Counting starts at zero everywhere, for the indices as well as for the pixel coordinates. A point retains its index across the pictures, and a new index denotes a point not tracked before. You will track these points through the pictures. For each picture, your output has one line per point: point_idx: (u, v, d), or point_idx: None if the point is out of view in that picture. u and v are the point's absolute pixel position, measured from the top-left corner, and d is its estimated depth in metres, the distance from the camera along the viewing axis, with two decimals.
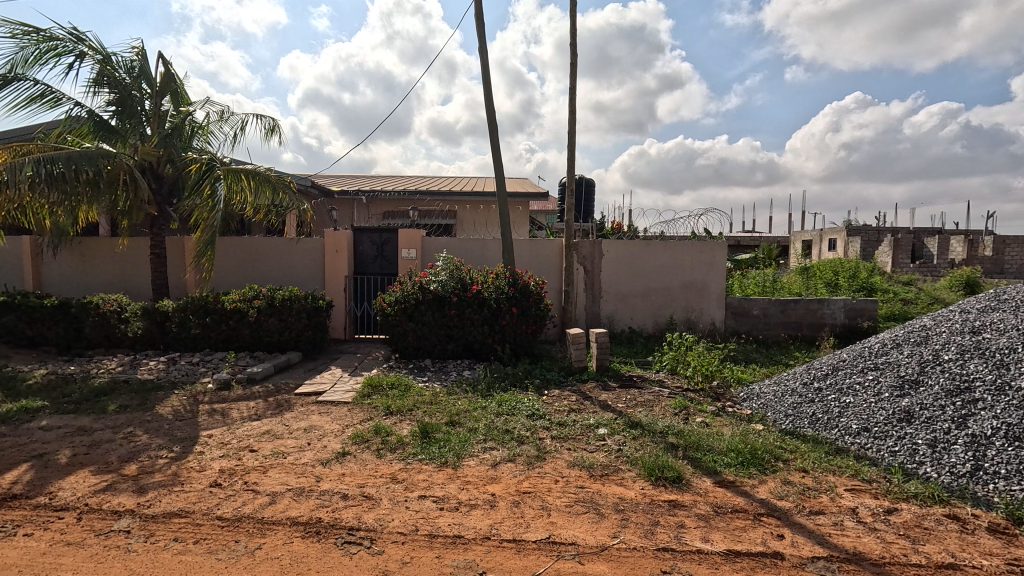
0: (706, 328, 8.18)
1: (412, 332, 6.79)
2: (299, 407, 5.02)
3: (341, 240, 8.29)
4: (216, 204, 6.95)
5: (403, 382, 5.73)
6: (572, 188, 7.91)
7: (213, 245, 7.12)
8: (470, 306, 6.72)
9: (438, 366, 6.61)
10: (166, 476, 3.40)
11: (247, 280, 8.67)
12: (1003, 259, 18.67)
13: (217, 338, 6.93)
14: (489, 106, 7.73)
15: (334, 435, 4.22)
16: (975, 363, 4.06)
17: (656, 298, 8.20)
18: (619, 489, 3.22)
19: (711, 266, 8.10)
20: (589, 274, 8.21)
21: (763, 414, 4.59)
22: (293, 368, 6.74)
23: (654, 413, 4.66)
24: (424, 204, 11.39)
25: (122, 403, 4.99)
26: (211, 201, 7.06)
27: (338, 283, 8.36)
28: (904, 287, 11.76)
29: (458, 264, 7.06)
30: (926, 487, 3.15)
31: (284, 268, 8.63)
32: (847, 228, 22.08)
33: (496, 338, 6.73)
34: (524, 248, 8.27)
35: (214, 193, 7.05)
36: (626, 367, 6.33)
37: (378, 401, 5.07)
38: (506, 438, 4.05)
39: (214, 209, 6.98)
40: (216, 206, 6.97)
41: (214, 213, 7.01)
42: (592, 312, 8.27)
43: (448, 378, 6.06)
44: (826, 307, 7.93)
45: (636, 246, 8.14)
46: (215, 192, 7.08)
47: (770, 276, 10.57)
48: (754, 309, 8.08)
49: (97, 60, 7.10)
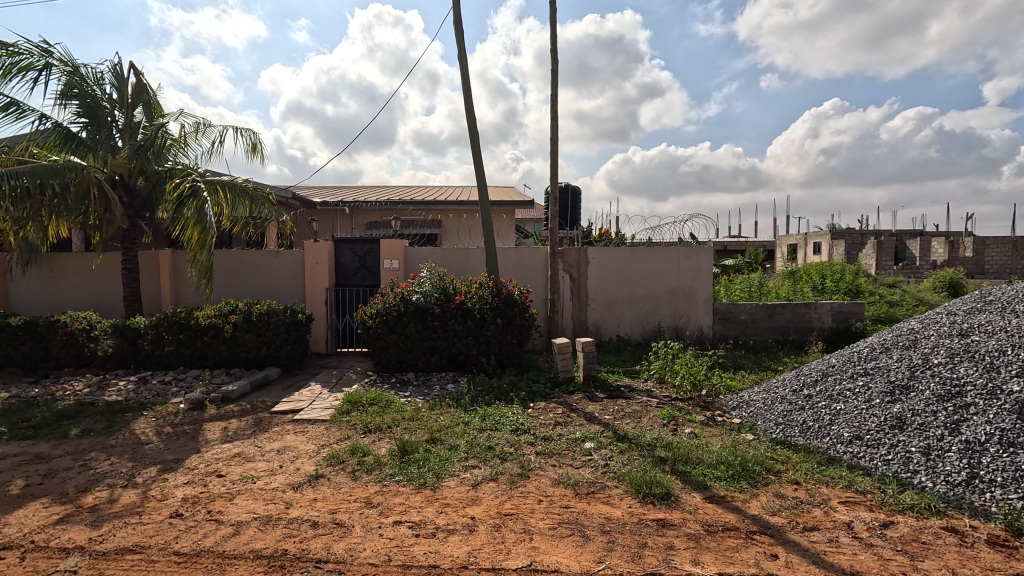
0: (694, 334, 8.10)
1: (394, 345, 6.61)
2: (275, 427, 4.82)
3: (322, 252, 8.13)
4: (210, 226, 6.78)
5: (384, 397, 5.55)
6: (555, 196, 7.79)
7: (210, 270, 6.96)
8: (454, 317, 6.55)
9: (420, 380, 6.42)
10: (125, 506, 3.19)
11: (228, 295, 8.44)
12: (983, 260, 19.06)
13: (191, 355, 6.68)
14: (470, 114, 7.66)
15: (308, 456, 4.03)
16: (965, 367, 3.99)
17: (643, 305, 8.10)
18: (605, 509, 3.07)
19: (697, 271, 8.04)
20: (575, 282, 8.09)
21: (753, 423, 4.48)
22: (271, 385, 6.51)
23: (641, 424, 4.53)
24: (407, 213, 11.26)
25: (86, 427, 4.73)
26: (201, 220, 6.84)
27: (318, 296, 8.19)
28: (889, 289, 11.84)
29: (441, 275, 6.90)
30: (922, 498, 3.05)
31: (263, 282, 8.41)
32: (831, 232, 22.36)
33: (481, 349, 6.56)
34: (508, 256, 8.14)
35: (204, 213, 6.82)
36: (613, 377, 6.19)
37: (357, 419, 4.88)
38: (489, 455, 3.89)
39: (210, 234, 6.82)
40: (210, 232, 6.80)
41: (208, 235, 6.85)
42: (579, 320, 8.14)
43: (431, 392, 5.86)
44: (813, 310, 7.91)
45: (621, 253, 8.05)
46: (205, 214, 6.85)
47: (757, 281, 10.54)
48: (742, 314, 8.02)
49: (65, 70, 6.91)
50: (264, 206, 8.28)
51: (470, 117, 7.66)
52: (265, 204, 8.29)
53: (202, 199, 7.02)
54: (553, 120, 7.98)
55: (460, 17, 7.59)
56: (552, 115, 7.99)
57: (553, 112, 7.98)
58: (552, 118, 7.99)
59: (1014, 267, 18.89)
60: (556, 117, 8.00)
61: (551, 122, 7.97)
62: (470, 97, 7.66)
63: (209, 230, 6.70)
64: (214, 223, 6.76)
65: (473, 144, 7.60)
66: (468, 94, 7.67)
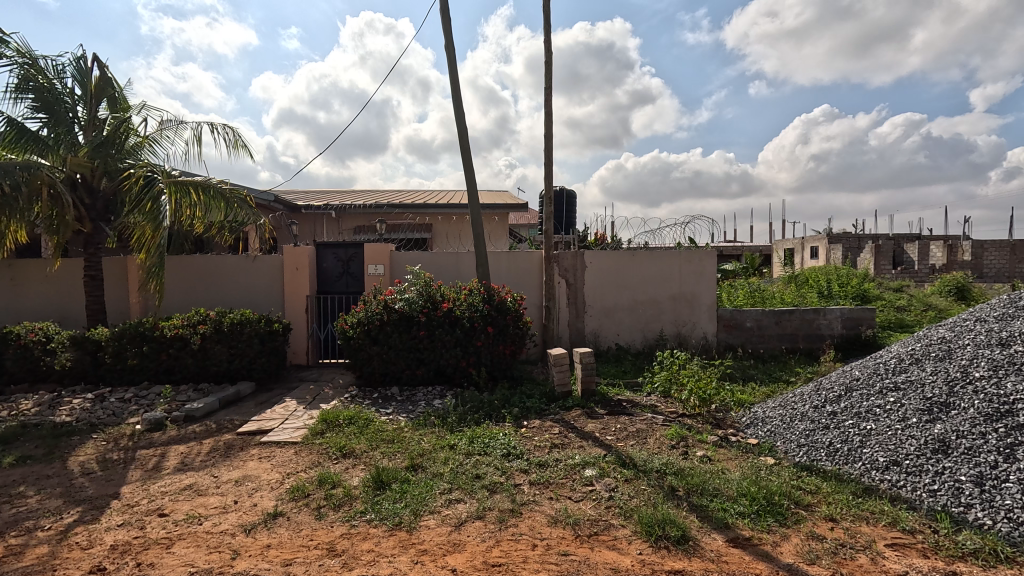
0: (698, 343, 7.63)
1: (377, 356, 6.13)
2: (238, 451, 4.31)
3: (302, 256, 7.65)
4: (162, 221, 6.54)
5: (363, 417, 5.06)
6: (550, 196, 7.37)
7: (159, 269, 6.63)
8: (441, 326, 6.06)
9: (405, 395, 5.93)
10: (38, 558, 2.68)
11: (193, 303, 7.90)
12: (982, 264, 18.82)
13: (156, 369, 6.15)
14: (459, 110, 7.21)
15: (270, 488, 3.53)
16: (1013, 382, 3.54)
17: (644, 312, 7.65)
18: (612, 556, 2.59)
19: (700, 275, 7.60)
20: (571, 288, 7.64)
21: (772, 444, 4.02)
22: (243, 401, 5.99)
23: (648, 446, 4.06)
24: (395, 217, 10.83)
25: (22, 455, 4.21)
26: (155, 216, 6.60)
27: (299, 304, 7.70)
28: (895, 293, 11.47)
29: (428, 280, 6.42)
30: (983, 540, 2.59)
31: (239, 289, 7.89)
32: (829, 236, 22.05)
33: (470, 361, 6.07)
34: (501, 260, 7.68)
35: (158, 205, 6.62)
36: (614, 391, 5.73)
37: (330, 442, 4.39)
38: (475, 486, 3.41)
39: (160, 226, 6.57)
40: (162, 224, 6.57)
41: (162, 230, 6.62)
42: (576, 328, 7.68)
43: (415, 410, 5.37)
44: (822, 317, 7.50)
45: (621, 256, 7.60)
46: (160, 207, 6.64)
47: (760, 286, 10.15)
48: (747, 320, 7.60)
49: (21, 61, 6.41)
50: (238, 208, 7.78)
51: (458, 114, 7.21)
52: (240, 207, 7.82)
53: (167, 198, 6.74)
54: (546, 118, 7.55)
55: (448, 8, 7.16)
56: (546, 113, 7.57)
57: (547, 110, 7.56)
58: (545, 115, 7.56)
59: (1012, 270, 18.67)
60: (550, 115, 7.57)
61: (544, 120, 7.55)
62: (459, 93, 7.21)
63: (163, 223, 6.47)
64: (167, 217, 6.52)
65: (461, 142, 7.16)
66: (457, 90, 7.24)
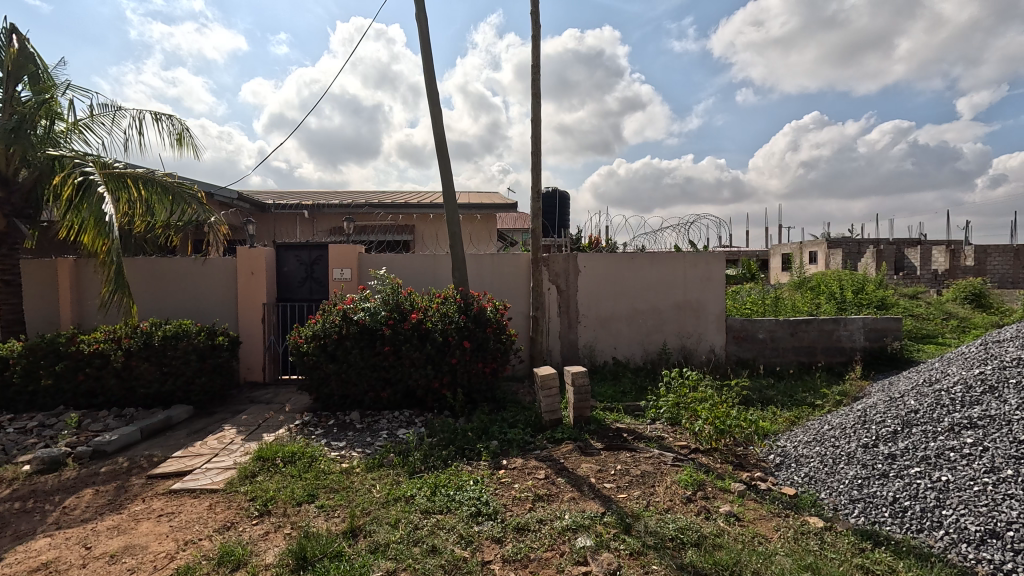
0: (705, 357, 6.78)
1: (335, 376, 5.24)
2: (137, 505, 3.41)
3: (258, 259, 6.77)
4: (109, 228, 5.40)
5: (308, 453, 4.16)
6: (537, 191, 6.53)
7: (123, 285, 5.44)
8: (409, 341, 5.14)
9: (366, 423, 5.03)
10: None
11: (141, 311, 6.94)
12: (985, 269, 18.20)
13: (72, 392, 5.22)
14: (433, 95, 6.36)
15: (152, 567, 2.62)
16: None
17: (644, 322, 6.80)
18: None
19: (707, 280, 6.76)
20: (562, 294, 6.78)
21: (815, 496, 3.16)
22: (174, 430, 5.07)
23: (657, 500, 3.20)
24: (374, 218, 10.02)
25: None
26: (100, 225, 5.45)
27: (254, 313, 6.80)
28: (911, 300, 10.76)
29: (396, 286, 5.53)
30: None
31: (186, 296, 6.94)
32: (828, 241, 21.45)
33: (443, 382, 5.17)
34: (483, 264, 6.82)
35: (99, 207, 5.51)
36: (611, 417, 4.88)
37: (258, 490, 3.50)
38: (427, 567, 2.52)
39: (108, 238, 5.41)
40: (110, 233, 5.41)
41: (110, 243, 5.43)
42: (568, 341, 6.81)
43: (374, 443, 4.47)
44: (842, 327, 6.71)
45: (617, 259, 6.75)
46: (103, 212, 5.49)
47: (770, 293, 9.36)
48: (759, 332, 6.77)
49: None
50: (187, 203, 6.87)
51: (433, 100, 6.37)
52: (189, 202, 6.88)
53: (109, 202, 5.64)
54: (534, 105, 6.72)
55: None
56: (534, 100, 6.75)
57: (533, 96, 6.73)
58: (533, 102, 6.73)
59: (1018, 276, 18.06)
60: (538, 102, 6.75)
61: (531, 107, 6.71)
62: (433, 76, 6.37)
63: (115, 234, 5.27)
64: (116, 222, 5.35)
65: (437, 131, 6.31)
66: (431, 71, 6.39)
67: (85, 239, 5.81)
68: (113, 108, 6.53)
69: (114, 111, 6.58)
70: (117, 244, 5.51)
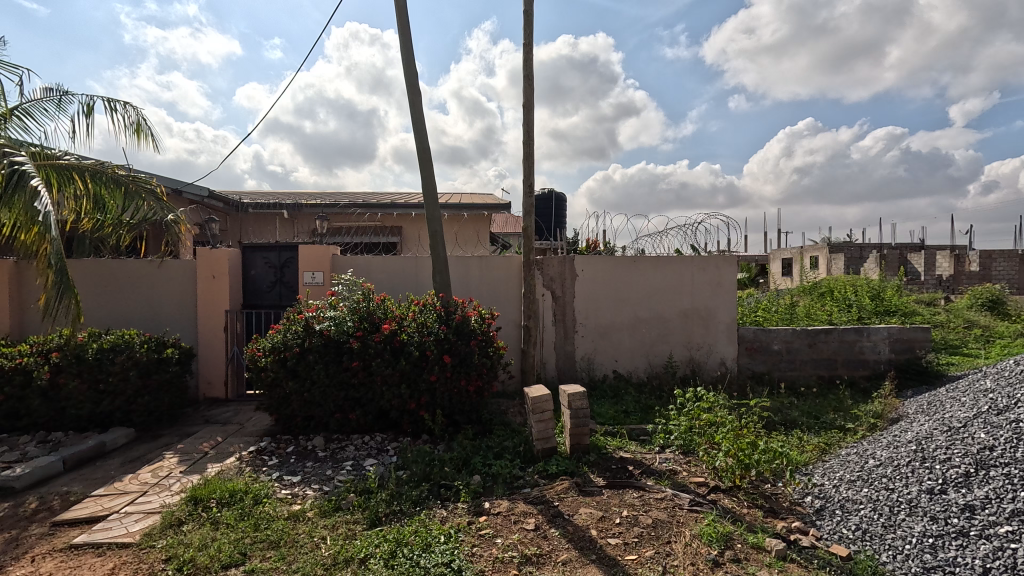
0: (715, 371, 6.14)
1: (297, 395, 4.56)
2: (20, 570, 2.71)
3: (221, 261, 6.08)
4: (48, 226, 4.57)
5: (254, 492, 3.47)
6: (530, 187, 5.89)
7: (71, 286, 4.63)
8: (380, 355, 4.47)
9: (331, 450, 4.35)
10: None
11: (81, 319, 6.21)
12: (991, 275, 17.63)
13: None
14: (412, 80, 5.72)
15: None
16: None
17: (648, 332, 6.15)
18: None
19: (717, 286, 6.13)
20: (557, 301, 6.12)
21: (876, 560, 2.50)
22: (106, 458, 4.36)
23: (676, 565, 2.54)
24: (360, 219, 9.38)
25: None
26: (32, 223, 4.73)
27: (216, 321, 6.12)
28: (928, 307, 10.14)
29: (367, 292, 4.86)
30: None
31: (141, 303, 6.23)
32: (829, 245, 20.89)
33: (420, 403, 4.50)
34: (470, 267, 6.16)
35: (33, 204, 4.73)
36: (613, 444, 4.22)
37: (177, 547, 2.81)
38: None
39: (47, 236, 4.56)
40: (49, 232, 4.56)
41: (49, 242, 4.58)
42: (564, 353, 6.15)
43: (335, 477, 3.78)
44: (865, 338, 6.08)
45: (618, 263, 6.11)
46: (34, 207, 4.74)
47: (782, 300, 8.72)
48: (775, 343, 6.13)
49: None
50: (140, 198, 6.18)
51: (413, 86, 5.73)
52: (142, 196, 6.18)
53: (44, 194, 4.89)
54: (525, 92, 6.09)
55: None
56: (526, 86, 6.13)
57: (525, 82, 6.10)
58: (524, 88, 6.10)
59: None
60: (530, 88, 6.13)
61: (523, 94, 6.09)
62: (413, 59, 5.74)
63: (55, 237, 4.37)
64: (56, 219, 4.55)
65: (417, 120, 5.67)
66: (411, 53, 5.75)
67: (21, 237, 5.09)
68: (58, 91, 5.83)
69: (60, 95, 5.86)
70: (59, 242, 4.69)
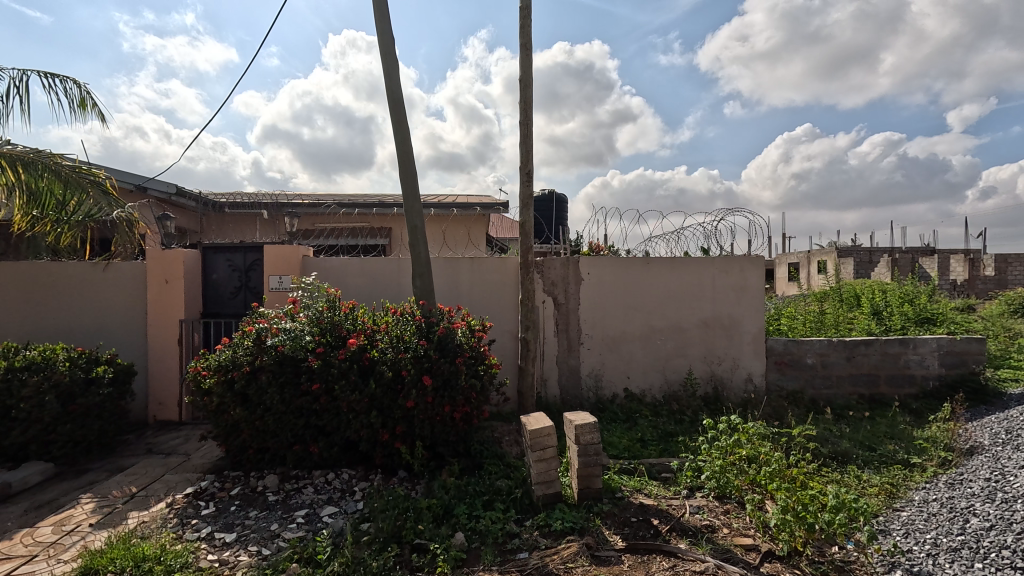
0: (741, 389, 5.35)
1: (246, 424, 3.77)
2: None
3: (175, 263, 5.31)
4: None
5: (167, 560, 2.66)
6: (527, 178, 5.12)
7: None
8: (345, 376, 3.68)
9: (285, 492, 3.55)
10: None
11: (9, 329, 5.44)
12: (1007, 278, 16.82)
13: None
14: (390, 55, 4.94)
15: None
16: None
17: (664, 344, 5.37)
18: None
19: (743, 292, 5.34)
20: (560, 309, 5.33)
21: None
22: (9, 504, 3.56)
23: None
24: (344, 220, 8.63)
25: None
26: None
27: (168, 332, 5.34)
28: (958, 313, 9.38)
29: (333, 299, 4.06)
30: None
31: (80, 311, 5.45)
32: (837, 249, 20.14)
33: (395, 433, 3.71)
34: (460, 270, 5.38)
35: None
36: (630, 487, 3.40)
37: None
38: None
39: None
40: None
41: None
42: (568, 368, 5.35)
43: (280, 535, 2.97)
44: (911, 351, 5.30)
45: (630, 265, 5.33)
46: None
47: (807, 307, 7.94)
48: (808, 357, 5.34)
49: None
50: (84, 190, 5.43)
51: (391, 61, 4.95)
52: (87, 188, 5.45)
53: None
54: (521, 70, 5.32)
55: None
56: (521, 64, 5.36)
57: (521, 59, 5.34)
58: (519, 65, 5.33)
59: None
60: None
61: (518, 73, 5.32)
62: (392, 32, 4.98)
63: None
64: None
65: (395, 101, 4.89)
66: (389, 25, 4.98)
67: None
68: None
69: None
70: None
